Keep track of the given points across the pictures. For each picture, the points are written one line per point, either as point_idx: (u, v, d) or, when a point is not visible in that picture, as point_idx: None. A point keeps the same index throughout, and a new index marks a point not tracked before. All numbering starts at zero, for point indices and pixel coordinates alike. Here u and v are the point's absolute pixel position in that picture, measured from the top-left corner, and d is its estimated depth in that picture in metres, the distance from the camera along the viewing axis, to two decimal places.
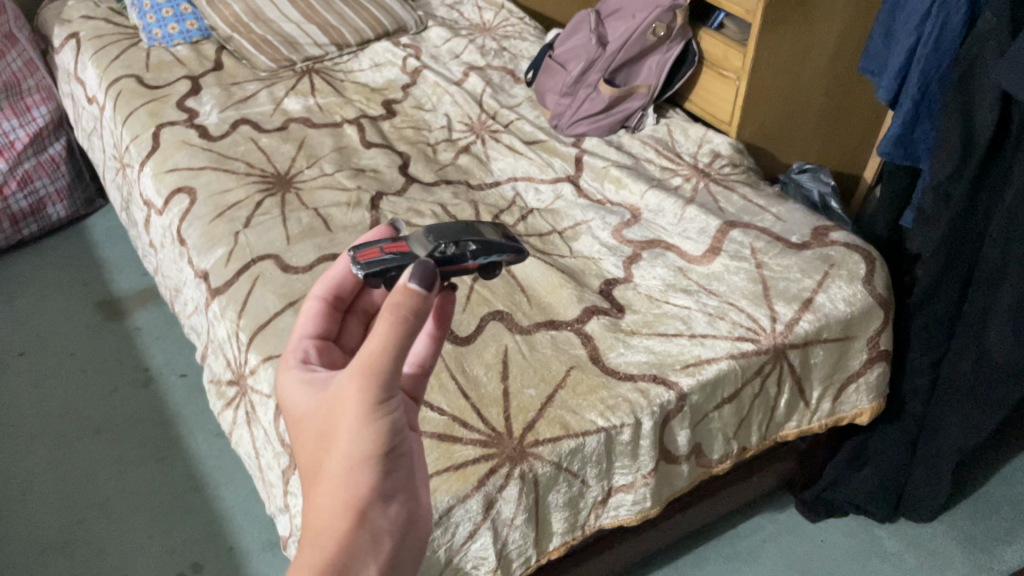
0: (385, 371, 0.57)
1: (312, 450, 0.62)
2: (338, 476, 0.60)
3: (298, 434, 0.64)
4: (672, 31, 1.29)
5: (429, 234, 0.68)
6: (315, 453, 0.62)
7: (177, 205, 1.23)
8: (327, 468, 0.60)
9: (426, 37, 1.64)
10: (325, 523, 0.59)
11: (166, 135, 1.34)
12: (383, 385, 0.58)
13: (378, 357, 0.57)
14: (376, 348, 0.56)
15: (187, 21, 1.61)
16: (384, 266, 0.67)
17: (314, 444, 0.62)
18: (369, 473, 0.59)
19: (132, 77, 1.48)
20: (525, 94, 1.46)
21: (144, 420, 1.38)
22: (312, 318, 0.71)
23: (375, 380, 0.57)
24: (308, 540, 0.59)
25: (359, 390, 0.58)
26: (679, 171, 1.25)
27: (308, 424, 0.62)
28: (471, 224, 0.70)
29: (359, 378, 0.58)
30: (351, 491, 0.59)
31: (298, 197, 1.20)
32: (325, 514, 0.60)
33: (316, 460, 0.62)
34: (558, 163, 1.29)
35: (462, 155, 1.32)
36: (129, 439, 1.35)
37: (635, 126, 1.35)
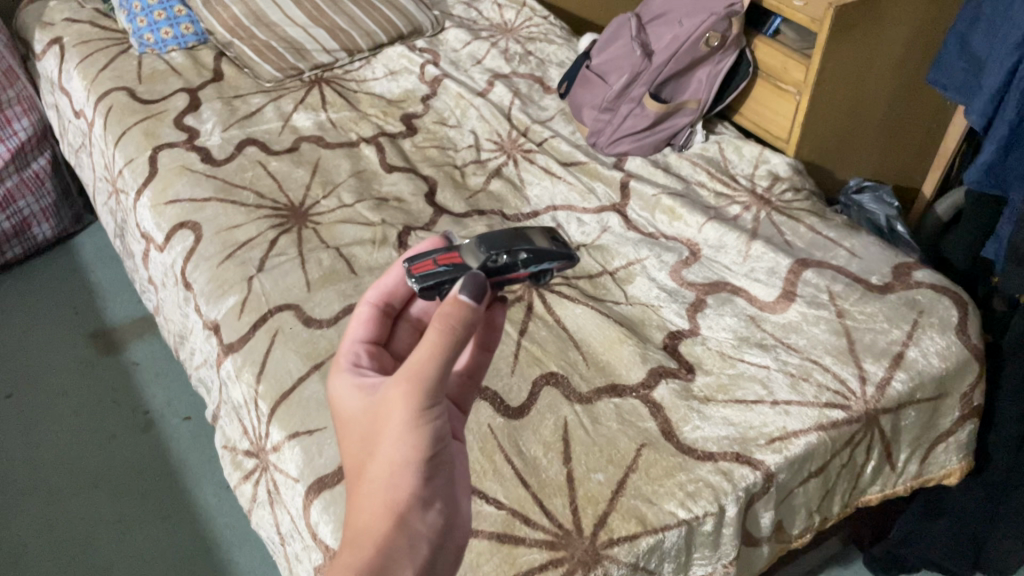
0: (432, 373, 0.56)
1: (353, 457, 0.60)
2: (379, 481, 0.57)
3: (340, 443, 0.62)
4: (726, 41, 1.16)
5: (482, 243, 0.66)
6: (357, 461, 0.60)
7: (179, 242, 1.10)
8: (368, 472, 0.58)
9: (444, 40, 1.51)
10: (366, 528, 0.56)
11: (165, 159, 1.21)
12: (431, 387, 0.56)
13: (425, 357, 0.56)
14: (426, 351, 0.55)
15: (181, 24, 1.46)
16: (438, 280, 0.64)
17: (356, 452, 0.60)
18: (411, 478, 0.57)
19: (123, 90, 1.34)
20: (557, 106, 1.34)
21: (145, 471, 1.26)
22: (363, 324, 0.69)
23: (421, 382, 0.56)
24: (343, 550, 0.57)
25: (403, 392, 0.56)
26: (736, 198, 1.14)
27: (352, 431, 0.61)
28: (520, 231, 0.68)
29: (406, 380, 0.56)
30: (390, 495, 0.57)
31: (316, 233, 1.08)
32: (364, 520, 0.57)
33: (357, 467, 0.60)
34: (600, 188, 1.17)
35: (494, 179, 1.20)
36: (131, 493, 1.23)
37: (683, 144, 1.23)
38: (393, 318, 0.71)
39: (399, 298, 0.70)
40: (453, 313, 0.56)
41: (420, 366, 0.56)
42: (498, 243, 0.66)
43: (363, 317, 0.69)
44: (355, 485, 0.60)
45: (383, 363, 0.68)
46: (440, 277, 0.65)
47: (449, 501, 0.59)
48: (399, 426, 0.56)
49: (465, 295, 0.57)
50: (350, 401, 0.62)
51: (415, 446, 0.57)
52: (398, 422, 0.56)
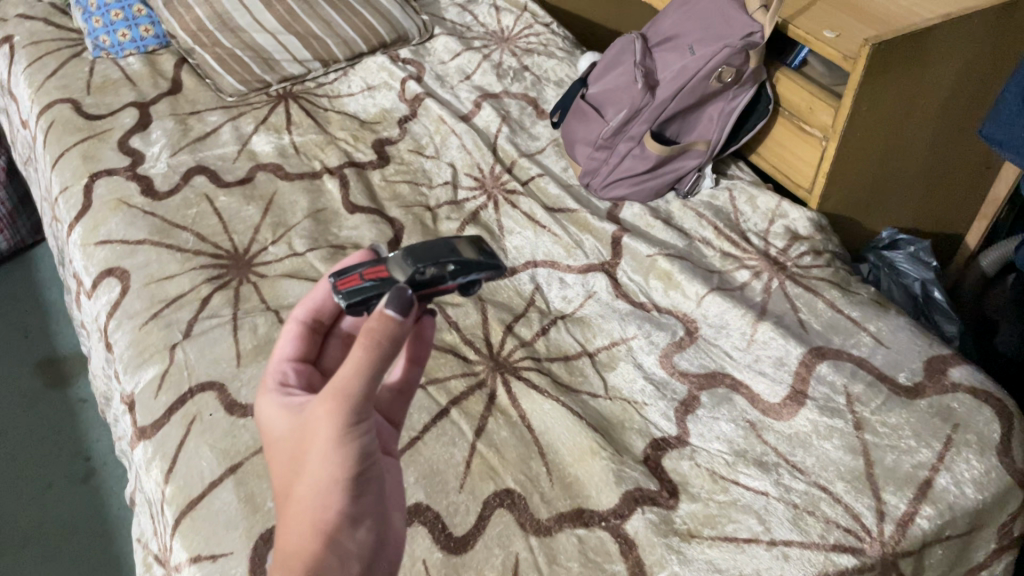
0: (358, 388, 0.51)
1: (281, 477, 0.56)
2: (308, 501, 0.53)
3: (269, 463, 0.58)
4: (741, 77, 1.00)
5: (407, 254, 0.60)
6: (284, 481, 0.55)
7: (105, 292, 0.97)
8: (295, 493, 0.54)
9: (431, 49, 1.36)
10: (295, 552, 0.52)
11: (100, 190, 1.07)
12: (357, 404, 0.52)
13: (352, 372, 0.51)
14: (349, 371, 0.51)
15: (141, 25, 1.32)
16: (365, 296, 0.59)
17: (284, 470, 0.56)
18: (338, 498, 0.52)
19: (68, 103, 1.21)
20: (550, 135, 1.18)
21: (80, 529, 1.14)
22: (291, 341, 0.63)
23: (346, 399, 0.51)
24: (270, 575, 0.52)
25: (330, 408, 0.52)
26: (745, 262, 0.98)
27: (278, 451, 0.56)
28: (447, 240, 0.62)
29: (331, 397, 0.52)
30: (319, 514, 0.52)
31: (257, 290, 0.94)
32: (293, 542, 0.53)
33: (285, 487, 0.55)
34: (589, 242, 1.02)
35: (469, 225, 1.05)
36: (61, 556, 1.11)
37: (689, 190, 1.07)
38: (324, 333, 0.66)
39: (328, 313, 0.65)
40: (382, 332, 0.52)
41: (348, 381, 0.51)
42: (425, 252, 0.60)
43: (293, 334, 0.63)
44: (284, 505, 0.55)
45: (313, 382, 0.63)
46: (367, 294, 0.59)
47: (380, 517, 0.55)
48: (325, 443, 0.52)
49: (393, 310, 0.52)
50: (278, 417, 0.57)
51: (342, 466, 0.52)
52: (325, 441, 0.52)
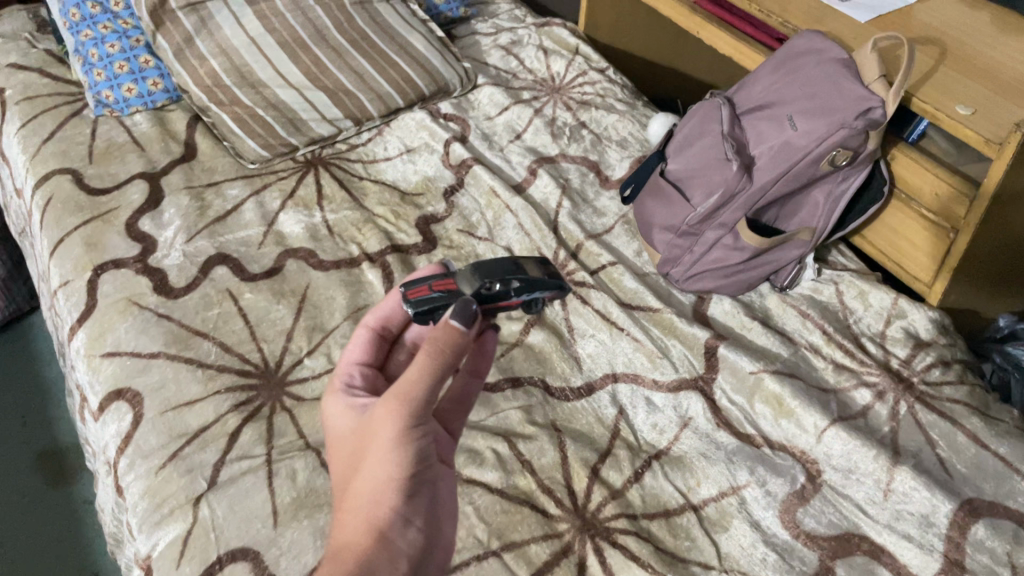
0: (421, 392, 0.52)
1: (340, 475, 0.55)
2: (364, 496, 0.51)
3: (330, 465, 0.57)
4: (857, 159, 0.85)
5: (477, 269, 0.60)
6: (343, 480, 0.55)
7: (114, 420, 0.82)
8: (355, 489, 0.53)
9: (475, 101, 1.22)
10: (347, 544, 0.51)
11: (107, 287, 0.92)
12: (419, 406, 0.52)
13: (415, 375, 0.52)
14: (414, 373, 0.52)
15: (149, 78, 1.17)
16: (433, 306, 0.58)
17: (343, 471, 0.55)
18: (393, 497, 0.51)
19: (68, 173, 1.06)
20: (618, 211, 1.05)
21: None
22: (360, 348, 0.64)
23: (409, 400, 0.52)
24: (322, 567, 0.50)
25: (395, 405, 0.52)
26: (864, 378, 0.83)
27: (340, 450, 0.56)
28: (514, 258, 0.62)
29: (394, 397, 0.52)
30: (373, 508, 0.51)
31: (293, 420, 0.80)
32: (346, 535, 0.51)
33: (344, 487, 0.54)
34: (676, 350, 0.87)
35: (534, 327, 0.90)
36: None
37: (789, 282, 0.93)
38: (391, 342, 0.66)
39: (397, 324, 0.66)
40: (449, 337, 0.53)
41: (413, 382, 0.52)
42: (493, 268, 0.60)
43: (361, 344, 0.64)
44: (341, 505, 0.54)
45: (378, 388, 0.63)
46: (435, 305, 0.58)
47: (432, 522, 0.53)
48: (384, 440, 0.52)
49: (458, 320, 0.54)
50: (344, 418, 0.58)
51: (400, 464, 0.52)
52: (387, 436, 0.52)
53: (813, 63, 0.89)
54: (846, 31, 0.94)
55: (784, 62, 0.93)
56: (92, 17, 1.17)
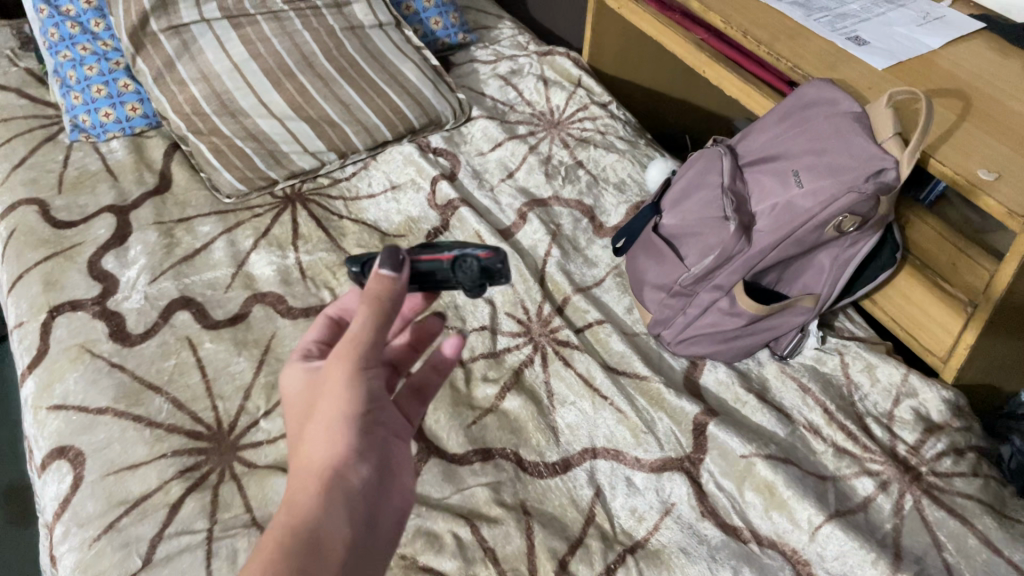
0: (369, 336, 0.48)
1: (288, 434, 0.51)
2: (315, 445, 0.47)
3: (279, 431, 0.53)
4: (866, 225, 0.78)
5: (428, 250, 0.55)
6: (293, 437, 0.50)
7: (54, 478, 0.76)
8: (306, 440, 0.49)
9: (468, 135, 1.16)
10: (300, 488, 0.47)
11: (60, 332, 0.87)
12: (369, 350, 0.49)
13: (359, 325, 0.48)
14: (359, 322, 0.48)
15: (127, 103, 1.12)
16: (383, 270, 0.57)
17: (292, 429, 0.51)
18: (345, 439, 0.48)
19: (34, 204, 1.00)
20: (610, 261, 0.99)
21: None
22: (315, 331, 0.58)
23: (355, 344, 0.48)
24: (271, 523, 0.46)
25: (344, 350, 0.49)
26: (867, 466, 0.76)
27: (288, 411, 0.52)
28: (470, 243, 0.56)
29: (341, 344, 0.49)
30: (323, 455, 0.47)
31: (241, 491, 0.74)
32: (297, 481, 0.47)
33: (293, 445, 0.50)
34: (663, 424, 0.80)
35: (511, 391, 0.84)
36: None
37: (789, 351, 0.86)
38: None
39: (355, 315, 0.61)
40: (386, 284, 0.49)
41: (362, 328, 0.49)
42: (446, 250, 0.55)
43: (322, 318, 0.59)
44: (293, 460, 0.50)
45: None
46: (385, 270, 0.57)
47: (387, 467, 0.50)
48: (332, 386, 0.48)
49: (388, 265, 0.50)
50: (294, 375, 0.53)
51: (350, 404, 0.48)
52: (335, 381, 0.48)
53: (822, 115, 0.82)
54: (860, 78, 0.86)
55: (790, 113, 0.85)
56: (71, 37, 1.11)
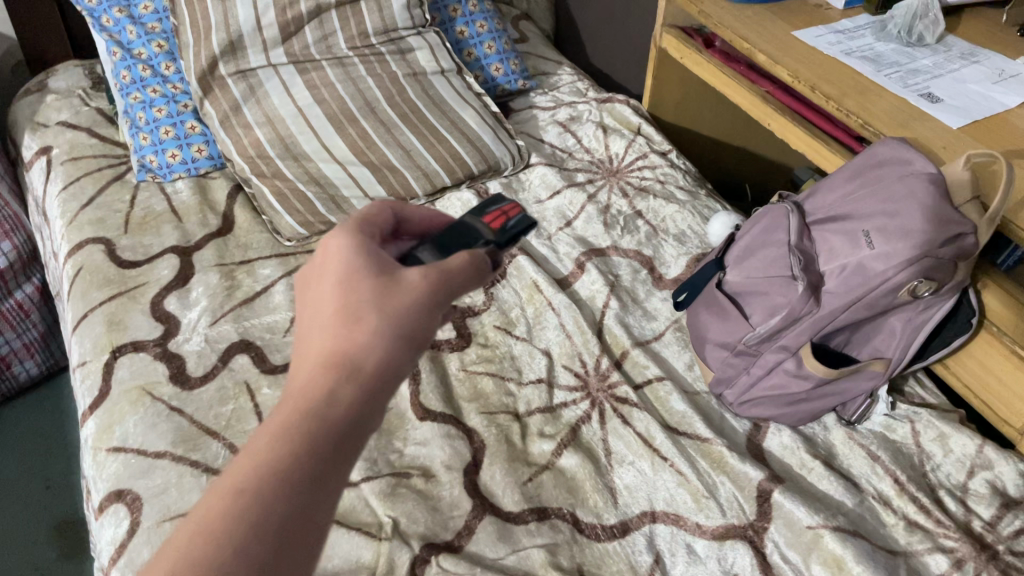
0: (464, 277, 0.50)
1: (327, 290, 0.48)
2: (377, 343, 0.46)
3: (312, 280, 0.49)
4: (942, 289, 0.76)
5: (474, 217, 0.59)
6: (337, 307, 0.47)
7: (111, 522, 0.76)
8: (332, 375, 0.45)
9: (527, 182, 1.16)
10: (348, 376, 0.45)
11: (122, 372, 0.87)
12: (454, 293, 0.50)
13: (459, 263, 0.50)
14: (466, 261, 0.51)
15: (193, 144, 1.14)
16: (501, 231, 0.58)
17: (306, 289, 0.50)
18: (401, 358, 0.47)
19: (100, 243, 1.03)
20: (669, 314, 0.97)
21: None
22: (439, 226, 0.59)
23: (445, 286, 0.49)
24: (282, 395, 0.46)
25: (406, 310, 0.47)
26: (940, 542, 0.73)
27: (341, 264, 0.49)
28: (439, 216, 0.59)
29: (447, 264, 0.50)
30: (372, 366, 0.46)
31: None
32: (343, 359, 0.45)
33: (339, 308, 0.47)
34: (725, 489, 0.78)
35: (568, 447, 0.83)
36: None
37: (858, 415, 0.83)
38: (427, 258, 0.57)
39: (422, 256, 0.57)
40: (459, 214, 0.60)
41: (420, 225, 0.59)
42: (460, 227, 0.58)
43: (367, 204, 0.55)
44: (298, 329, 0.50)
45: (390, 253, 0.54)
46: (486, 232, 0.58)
47: None
48: (420, 305, 0.48)
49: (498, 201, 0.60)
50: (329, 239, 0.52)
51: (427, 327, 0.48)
52: (421, 300, 0.48)
53: (894, 175, 0.80)
54: (934, 138, 0.84)
55: (860, 171, 0.84)
56: (142, 79, 1.13)
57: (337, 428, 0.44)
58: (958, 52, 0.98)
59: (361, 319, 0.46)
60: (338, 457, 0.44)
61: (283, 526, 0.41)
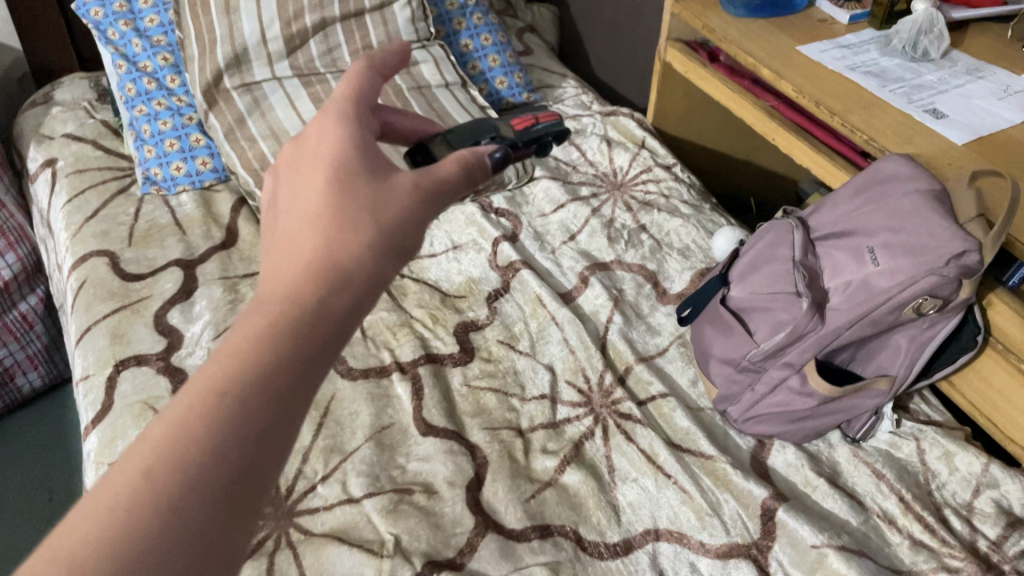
0: (453, 186, 0.52)
1: (323, 181, 0.48)
2: (370, 246, 0.46)
3: (304, 170, 0.49)
4: (948, 306, 0.75)
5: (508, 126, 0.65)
6: (335, 201, 0.47)
7: None
8: (325, 277, 0.45)
9: (531, 195, 1.16)
10: (344, 276, 0.45)
11: (124, 386, 0.87)
12: (442, 203, 0.51)
13: (450, 172, 0.51)
14: (453, 169, 0.52)
15: (198, 157, 1.14)
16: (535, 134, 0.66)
17: (295, 176, 0.50)
18: (391, 266, 0.47)
19: (104, 256, 1.02)
20: (673, 329, 0.97)
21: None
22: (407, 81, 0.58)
23: (436, 193, 0.50)
24: (265, 290, 0.45)
25: (402, 220, 0.48)
26: (945, 561, 0.72)
27: (339, 155, 0.49)
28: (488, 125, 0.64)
29: (439, 175, 0.51)
30: (366, 270, 0.46)
31: (297, 559, 0.73)
32: (340, 259, 0.45)
33: (336, 204, 0.47)
34: (728, 506, 0.78)
35: (571, 464, 0.82)
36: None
37: (863, 433, 0.82)
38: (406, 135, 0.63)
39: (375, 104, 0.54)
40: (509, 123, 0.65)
41: (408, 132, 0.64)
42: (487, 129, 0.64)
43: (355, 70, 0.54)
44: (273, 223, 0.49)
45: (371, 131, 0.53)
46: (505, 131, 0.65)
47: None
48: (412, 207, 0.49)
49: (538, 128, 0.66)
50: (322, 127, 0.51)
51: (416, 235, 0.49)
52: (413, 205, 0.49)
53: (899, 191, 0.79)
54: (940, 154, 0.84)
55: (865, 187, 0.83)
56: (147, 92, 1.13)
57: (333, 331, 0.44)
58: (962, 67, 0.98)
59: (359, 221, 0.47)
60: (326, 357, 0.44)
61: (274, 426, 0.40)
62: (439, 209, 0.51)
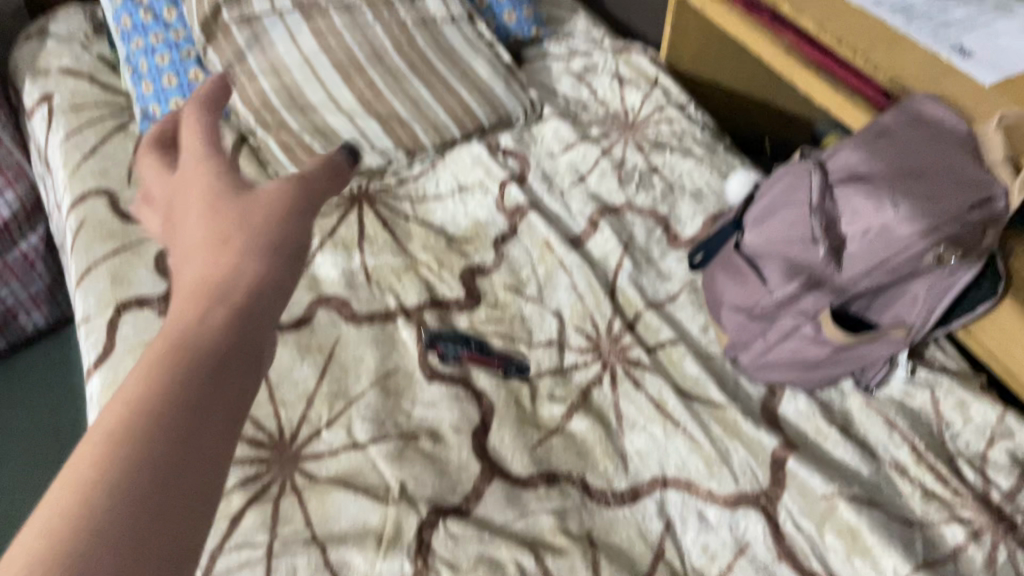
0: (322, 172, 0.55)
1: (221, 163, 0.49)
2: (280, 198, 0.49)
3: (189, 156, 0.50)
4: (971, 253, 0.72)
5: None
6: (242, 181, 0.48)
7: None
8: (261, 236, 0.45)
9: (539, 135, 1.12)
10: (280, 224, 0.47)
11: (126, 329, 0.86)
12: (331, 178, 0.55)
13: (324, 170, 0.55)
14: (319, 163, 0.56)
15: (199, 94, 1.08)
16: None
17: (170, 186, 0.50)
18: (309, 213, 0.50)
19: (103, 196, 1.00)
20: (684, 275, 0.95)
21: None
22: None
23: (324, 193, 0.53)
24: (185, 275, 0.43)
25: (304, 189, 0.51)
26: (958, 512, 0.72)
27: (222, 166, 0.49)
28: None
29: (331, 178, 0.55)
30: (293, 223, 0.48)
31: (301, 505, 0.72)
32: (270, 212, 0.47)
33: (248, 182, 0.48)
34: (738, 455, 0.77)
35: (579, 411, 0.81)
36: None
37: (876, 384, 0.82)
38: None
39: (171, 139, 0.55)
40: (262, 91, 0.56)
41: None
42: None
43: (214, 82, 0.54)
44: (170, 223, 0.48)
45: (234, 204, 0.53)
46: None
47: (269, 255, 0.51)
48: (309, 193, 0.51)
49: None
50: (188, 122, 0.51)
51: (319, 198, 0.52)
52: (309, 190, 0.52)
53: (924, 132, 0.75)
54: (967, 96, 0.80)
55: (887, 129, 0.80)
56: (143, 25, 1.11)
57: (280, 284, 0.44)
58: (993, 3, 0.93)
59: (267, 203, 0.48)
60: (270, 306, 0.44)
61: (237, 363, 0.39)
62: (331, 197, 0.54)
